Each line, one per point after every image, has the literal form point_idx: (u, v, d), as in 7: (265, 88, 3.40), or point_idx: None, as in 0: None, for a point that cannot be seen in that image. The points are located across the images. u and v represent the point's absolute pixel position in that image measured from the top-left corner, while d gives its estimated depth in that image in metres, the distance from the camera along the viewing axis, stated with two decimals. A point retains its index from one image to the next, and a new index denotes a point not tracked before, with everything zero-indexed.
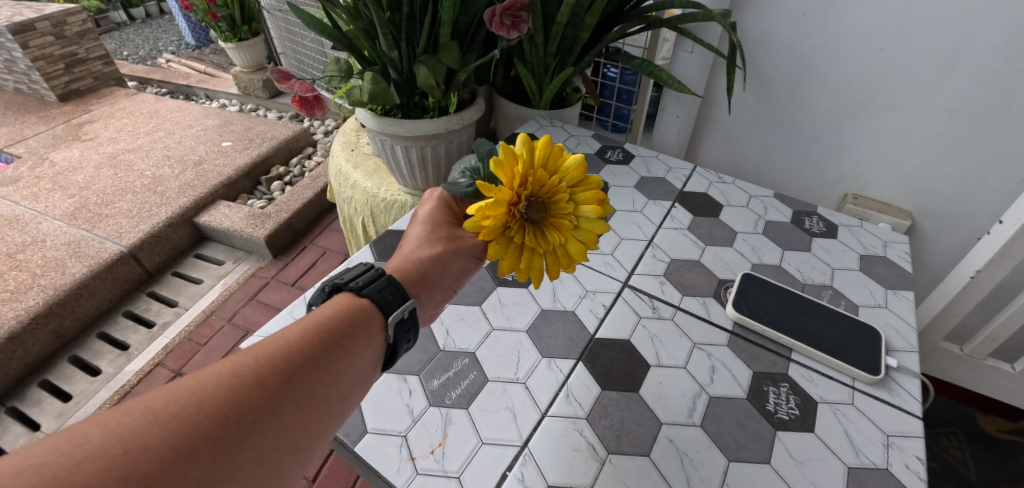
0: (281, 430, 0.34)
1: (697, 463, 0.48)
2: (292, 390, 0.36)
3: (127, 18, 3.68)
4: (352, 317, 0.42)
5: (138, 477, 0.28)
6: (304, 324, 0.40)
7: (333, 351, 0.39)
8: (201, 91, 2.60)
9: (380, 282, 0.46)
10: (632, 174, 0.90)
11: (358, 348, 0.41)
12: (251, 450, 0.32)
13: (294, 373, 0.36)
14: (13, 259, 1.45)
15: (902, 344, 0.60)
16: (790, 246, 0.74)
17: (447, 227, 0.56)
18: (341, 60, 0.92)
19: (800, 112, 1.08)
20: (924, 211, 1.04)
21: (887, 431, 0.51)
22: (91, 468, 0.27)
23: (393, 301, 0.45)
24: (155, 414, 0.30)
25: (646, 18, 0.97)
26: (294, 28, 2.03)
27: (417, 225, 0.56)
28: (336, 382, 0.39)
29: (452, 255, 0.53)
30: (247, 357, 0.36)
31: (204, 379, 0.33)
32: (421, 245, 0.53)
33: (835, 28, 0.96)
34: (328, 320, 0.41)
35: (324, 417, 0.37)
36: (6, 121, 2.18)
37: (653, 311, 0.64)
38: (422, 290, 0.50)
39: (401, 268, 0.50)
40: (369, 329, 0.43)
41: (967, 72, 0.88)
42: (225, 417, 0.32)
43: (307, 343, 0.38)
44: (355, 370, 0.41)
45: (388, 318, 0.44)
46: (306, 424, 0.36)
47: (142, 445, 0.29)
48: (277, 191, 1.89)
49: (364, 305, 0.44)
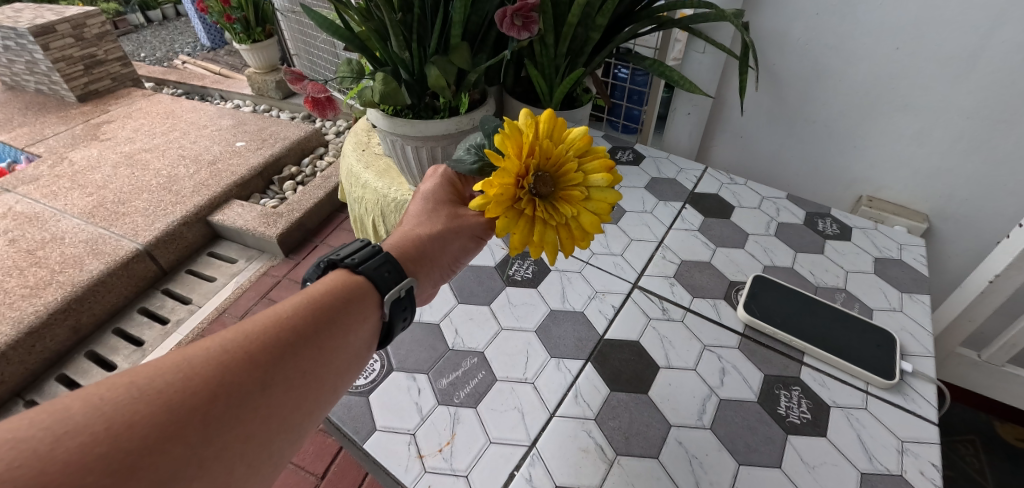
0: (271, 408, 0.35)
1: (708, 466, 0.47)
2: (282, 369, 0.36)
3: (144, 20, 3.74)
4: (346, 295, 0.43)
5: (121, 454, 0.28)
6: (297, 301, 0.40)
7: (326, 329, 0.40)
8: (216, 91, 2.64)
9: (376, 258, 0.46)
10: (642, 175, 0.89)
11: (352, 327, 0.42)
12: (239, 428, 0.33)
13: (285, 350, 0.37)
14: (33, 256, 1.49)
15: (917, 348, 0.59)
16: (803, 248, 0.73)
17: (450, 203, 0.56)
18: (353, 61, 0.93)
19: (814, 113, 1.07)
20: (942, 213, 1.02)
21: (902, 437, 0.50)
22: (73, 444, 0.27)
23: (389, 280, 0.46)
24: (140, 390, 0.31)
25: (657, 18, 0.97)
26: (307, 29, 2.05)
27: (418, 203, 0.56)
28: (330, 361, 0.39)
29: (453, 234, 0.54)
30: (236, 334, 0.36)
31: (192, 355, 0.34)
32: (422, 223, 0.53)
33: (850, 28, 0.94)
34: (320, 298, 0.41)
35: (315, 395, 0.38)
36: (28, 121, 2.24)
37: (663, 312, 0.63)
38: (422, 265, 0.50)
39: (399, 243, 0.51)
40: (364, 308, 0.43)
41: (986, 72, 0.86)
42: (212, 394, 0.32)
43: (299, 320, 0.39)
44: (348, 349, 0.41)
45: (384, 296, 0.45)
46: (298, 403, 0.36)
47: (125, 422, 0.29)
48: (289, 190, 1.91)
49: (360, 282, 0.44)
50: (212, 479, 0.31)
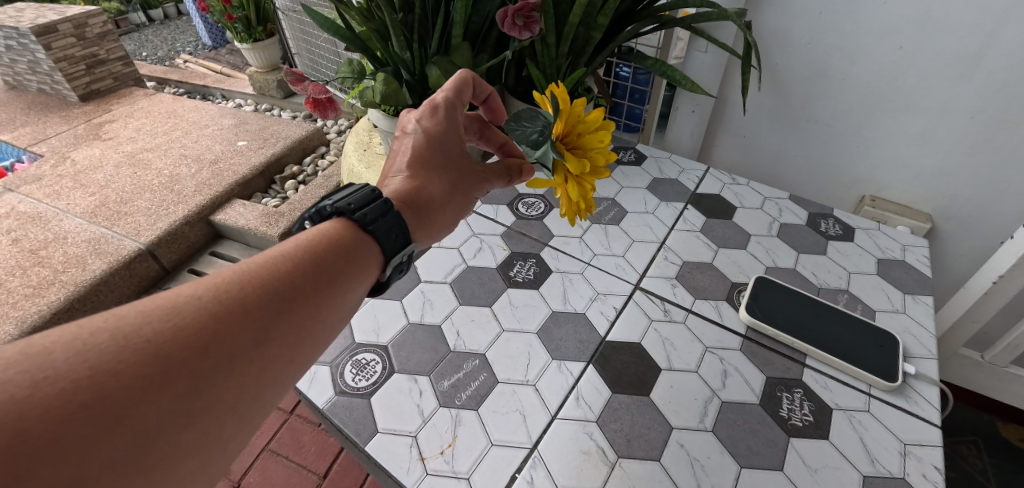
0: (263, 361, 0.35)
1: (709, 469, 0.47)
2: (278, 323, 0.36)
3: (146, 19, 3.74)
4: (345, 253, 0.43)
5: (106, 403, 0.27)
6: (295, 254, 0.40)
7: (324, 287, 0.40)
8: (217, 91, 2.64)
9: (386, 219, 0.46)
10: (644, 176, 0.89)
11: (348, 285, 0.42)
12: (231, 383, 0.32)
13: (281, 305, 0.37)
14: (36, 255, 1.49)
15: (920, 350, 0.58)
16: (805, 249, 0.73)
17: (451, 161, 0.56)
18: (353, 61, 0.93)
19: (817, 112, 1.06)
20: (945, 213, 1.02)
21: (905, 440, 0.50)
22: (54, 389, 0.26)
23: (396, 244, 0.46)
24: (128, 339, 0.30)
25: (660, 18, 0.96)
26: (308, 28, 2.05)
27: (427, 152, 0.55)
28: (324, 318, 0.39)
29: (455, 200, 0.55)
30: (232, 283, 0.35)
31: (184, 303, 0.33)
32: (430, 181, 0.54)
33: (853, 27, 0.94)
34: (318, 253, 0.41)
35: (306, 351, 0.38)
36: (30, 121, 2.24)
37: (664, 314, 0.63)
38: (427, 225, 0.52)
39: (400, 199, 0.51)
40: (364, 270, 0.44)
41: (990, 72, 0.85)
42: (204, 345, 0.32)
43: (296, 276, 0.39)
44: (342, 307, 0.41)
45: (389, 260, 0.46)
46: (289, 357, 0.36)
47: (111, 370, 0.28)
48: (291, 190, 1.91)
49: (360, 240, 0.44)
50: (200, 432, 0.31)
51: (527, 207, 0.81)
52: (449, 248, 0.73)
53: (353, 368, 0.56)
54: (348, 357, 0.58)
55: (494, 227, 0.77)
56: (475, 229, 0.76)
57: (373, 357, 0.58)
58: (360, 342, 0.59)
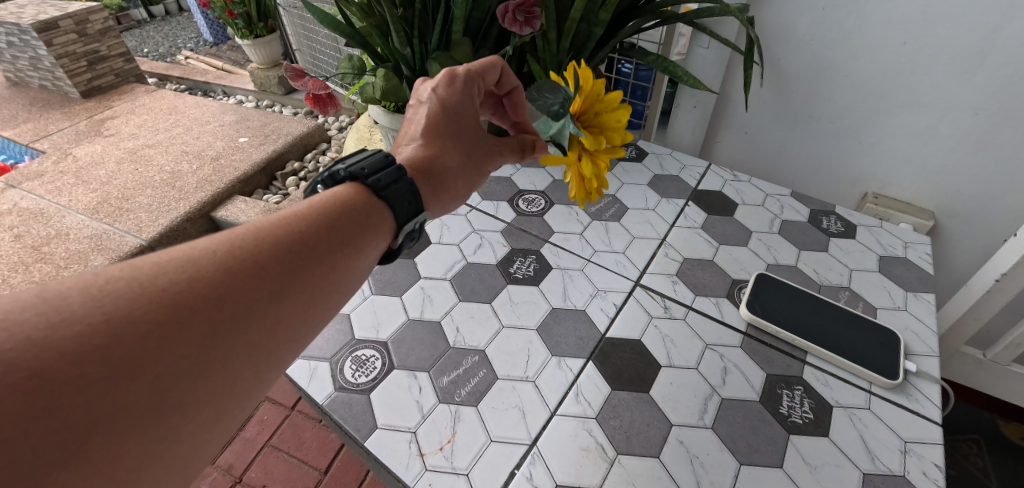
0: (277, 317, 0.34)
1: (708, 466, 0.47)
2: (292, 281, 0.36)
3: (147, 15, 3.74)
4: (361, 216, 0.43)
5: (118, 350, 0.27)
6: (310, 214, 0.40)
7: (339, 248, 0.40)
8: (219, 87, 2.65)
9: (401, 184, 0.46)
10: (645, 172, 0.89)
11: (364, 248, 0.42)
12: (247, 336, 0.33)
13: (295, 263, 0.36)
14: (38, 252, 1.50)
15: (922, 347, 0.58)
16: (807, 246, 0.73)
17: (463, 129, 0.56)
18: (354, 57, 0.93)
19: (819, 109, 1.06)
20: (948, 210, 1.01)
21: (905, 437, 0.50)
22: (69, 335, 0.27)
23: (408, 211, 0.46)
24: (142, 288, 0.30)
25: (661, 13, 0.96)
26: (309, 24, 2.04)
27: (441, 122, 0.55)
28: (339, 279, 0.39)
29: (466, 169, 0.55)
30: (246, 239, 0.35)
31: (198, 256, 0.33)
32: (442, 149, 0.53)
33: (857, 23, 0.93)
34: (334, 213, 0.41)
35: (319, 309, 0.38)
36: (32, 117, 2.24)
37: (665, 310, 0.63)
38: (437, 193, 0.51)
39: (412, 164, 0.51)
40: (379, 232, 0.44)
41: (994, 68, 0.85)
42: (216, 298, 0.32)
43: (311, 236, 0.38)
44: (357, 269, 0.41)
45: (404, 226, 0.46)
46: (303, 316, 0.36)
47: (126, 318, 0.28)
48: (293, 186, 1.91)
49: (375, 204, 0.44)
50: (218, 382, 0.31)
51: (527, 203, 0.81)
52: (448, 244, 0.73)
53: (353, 364, 0.56)
54: (348, 353, 0.57)
55: (495, 224, 0.77)
56: (475, 225, 0.76)
57: (373, 353, 0.57)
58: (360, 338, 0.59)
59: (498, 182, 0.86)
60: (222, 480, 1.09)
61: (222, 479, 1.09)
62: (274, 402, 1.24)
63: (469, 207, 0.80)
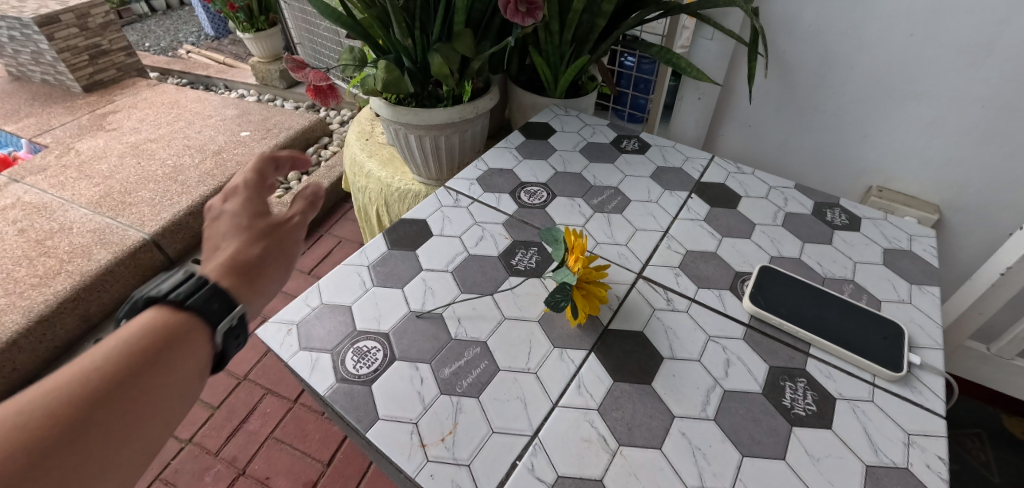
0: (65, 473, 0.31)
1: (710, 458, 0.47)
2: (80, 432, 0.33)
3: (148, 9, 3.73)
4: (166, 334, 0.40)
5: None
6: (92, 354, 0.36)
7: (141, 374, 0.37)
8: (220, 81, 2.65)
9: (206, 289, 0.43)
10: (648, 164, 0.88)
11: (176, 362, 0.39)
12: None
13: (79, 412, 0.33)
14: (42, 245, 1.50)
15: (926, 340, 0.58)
16: (811, 239, 0.72)
17: (257, 215, 0.52)
18: (355, 49, 0.92)
19: (823, 101, 1.05)
20: (952, 204, 1.00)
21: (908, 430, 0.49)
22: None
23: (220, 311, 0.43)
24: None
25: (665, 4, 0.94)
26: (311, 18, 2.04)
27: (229, 224, 0.51)
28: (148, 402, 0.37)
29: (273, 249, 0.51)
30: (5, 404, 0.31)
31: None
32: (241, 243, 0.49)
33: (863, 14, 0.92)
34: (125, 345, 0.38)
35: (129, 444, 0.35)
36: (34, 112, 2.24)
37: (668, 302, 0.63)
38: (253, 285, 0.48)
39: (217, 267, 0.46)
40: (188, 339, 0.41)
41: (1002, 60, 0.84)
42: None
43: (101, 373, 0.35)
44: (173, 384, 0.39)
45: (216, 327, 0.43)
46: (106, 456, 0.34)
47: None
48: (295, 180, 1.91)
49: (180, 318, 0.41)
50: None
51: (529, 195, 0.80)
52: (450, 236, 0.72)
53: (355, 355, 0.56)
54: (350, 345, 0.57)
55: (497, 216, 0.76)
56: (477, 217, 0.76)
57: (375, 344, 0.57)
58: (361, 329, 0.59)
59: (500, 175, 0.85)
60: (225, 473, 1.10)
61: (225, 471, 1.10)
62: (277, 395, 1.25)
63: (470, 199, 0.80)
